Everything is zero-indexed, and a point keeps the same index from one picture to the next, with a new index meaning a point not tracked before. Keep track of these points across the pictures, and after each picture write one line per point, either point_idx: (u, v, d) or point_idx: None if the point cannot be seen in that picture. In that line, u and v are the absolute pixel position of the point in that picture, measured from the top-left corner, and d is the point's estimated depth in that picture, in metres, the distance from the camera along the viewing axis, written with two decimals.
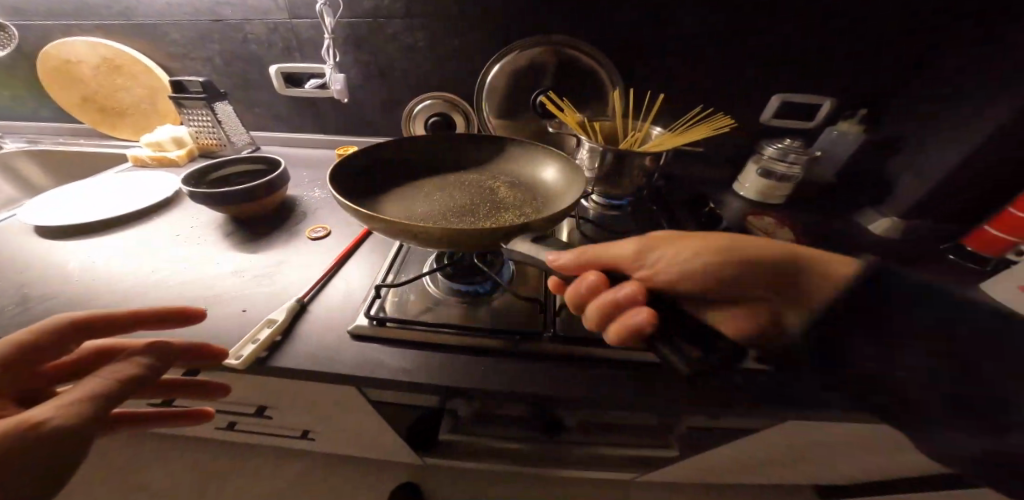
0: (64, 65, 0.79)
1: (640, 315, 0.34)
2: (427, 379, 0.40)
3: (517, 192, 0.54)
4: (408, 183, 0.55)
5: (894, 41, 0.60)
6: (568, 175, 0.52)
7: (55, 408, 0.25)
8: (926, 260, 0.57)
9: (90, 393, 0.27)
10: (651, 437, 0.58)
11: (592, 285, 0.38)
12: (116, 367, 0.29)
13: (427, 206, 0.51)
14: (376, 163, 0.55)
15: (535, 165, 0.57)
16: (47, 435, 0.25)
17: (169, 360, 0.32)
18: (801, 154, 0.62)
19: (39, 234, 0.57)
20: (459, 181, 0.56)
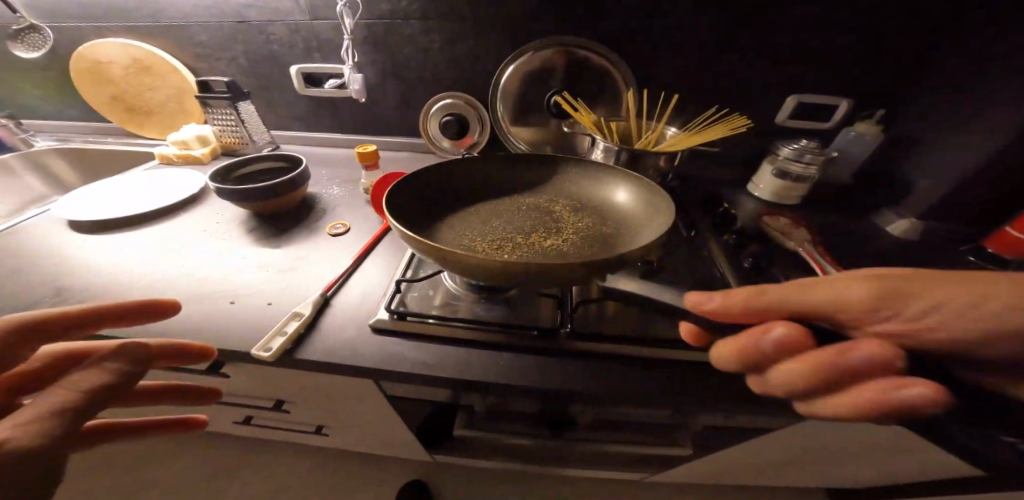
0: (95, 65, 0.81)
1: (925, 391, 0.23)
2: (449, 373, 0.41)
3: (586, 215, 0.55)
4: (468, 210, 0.56)
5: (891, 41, 0.60)
6: (642, 198, 0.53)
7: (11, 428, 0.24)
8: (945, 262, 0.56)
9: (53, 411, 0.26)
10: (665, 436, 0.58)
11: (782, 340, 0.28)
12: (84, 379, 0.28)
13: (494, 233, 0.51)
14: (430, 189, 0.55)
15: (605, 189, 0.57)
16: (7, 456, 0.24)
17: (144, 366, 0.31)
18: (818, 155, 0.62)
19: (73, 229, 0.59)
20: (523, 205, 0.57)
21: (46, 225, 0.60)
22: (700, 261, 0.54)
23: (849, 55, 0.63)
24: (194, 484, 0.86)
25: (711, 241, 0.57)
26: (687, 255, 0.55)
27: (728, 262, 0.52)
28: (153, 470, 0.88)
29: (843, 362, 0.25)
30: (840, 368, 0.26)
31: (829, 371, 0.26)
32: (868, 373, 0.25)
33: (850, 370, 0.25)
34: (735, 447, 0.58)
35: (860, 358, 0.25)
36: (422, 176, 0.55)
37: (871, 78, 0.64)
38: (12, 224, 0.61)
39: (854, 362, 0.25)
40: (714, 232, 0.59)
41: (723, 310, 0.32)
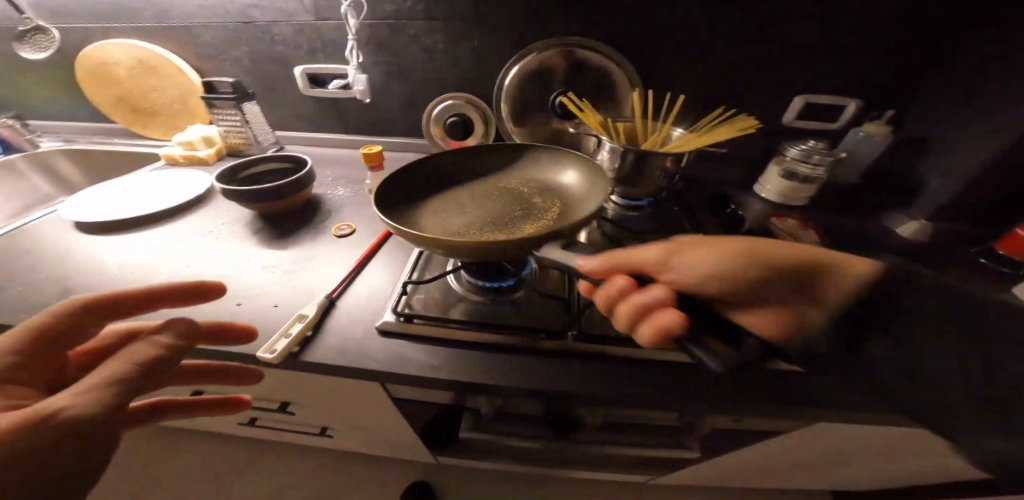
0: (101, 66, 0.82)
1: (675, 316, 0.33)
2: (455, 376, 0.41)
3: (544, 194, 0.55)
4: (434, 195, 0.55)
5: (907, 40, 0.59)
6: (589, 178, 0.53)
7: (69, 397, 0.25)
8: (954, 264, 0.56)
9: (104, 381, 0.26)
10: (672, 438, 0.57)
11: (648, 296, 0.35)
12: (134, 350, 0.28)
13: (462, 218, 0.50)
14: (410, 181, 0.54)
15: (554, 169, 0.57)
16: (64, 424, 0.24)
17: (191, 339, 0.30)
18: (826, 156, 0.62)
19: (81, 230, 0.59)
20: (481, 188, 0.56)
21: (54, 226, 0.60)
22: None
23: (857, 54, 0.62)
24: (198, 485, 0.86)
25: None
26: None
27: None
28: (157, 471, 0.88)
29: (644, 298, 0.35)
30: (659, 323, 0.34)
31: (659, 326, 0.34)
32: (657, 307, 0.35)
33: (648, 306, 0.35)
34: (741, 450, 0.57)
35: (653, 296, 0.35)
36: (403, 171, 0.53)
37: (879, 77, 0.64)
38: (22, 224, 0.61)
39: (650, 298, 0.35)
40: (721, 234, 0.59)
41: (622, 285, 0.37)
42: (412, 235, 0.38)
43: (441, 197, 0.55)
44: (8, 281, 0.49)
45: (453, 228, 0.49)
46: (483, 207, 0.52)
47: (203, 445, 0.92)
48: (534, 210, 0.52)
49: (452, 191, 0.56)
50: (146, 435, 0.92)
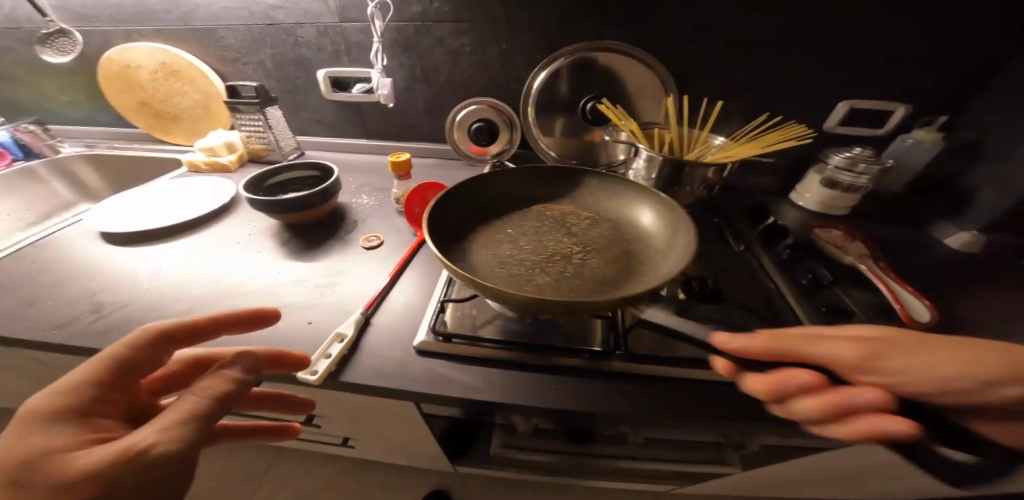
0: (123, 70, 0.81)
1: (903, 426, 0.27)
2: (499, 399, 0.39)
3: (604, 229, 0.53)
4: (490, 226, 0.53)
5: (960, 40, 0.57)
6: (665, 219, 0.51)
7: (153, 434, 0.25)
8: (1009, 278, 0.54)
9: (181, 418, 0.26)
10: (709, 453, 0.56)
11: (814, 384, 0.30)
12: (206, 384, 0.28)
13: (521, 252, 0.49)
14: (459, 203, 0.54)
15: (626, 206, 0.56)
16: (154, 460, 0.25)
17: (259, 371, 0.30)
18: (872, 164, 0.59)
19: (109, 241, 0.58)
20: (542, 219, 0.55)
21: (81, 236, 0.60)
22: (753, 277, 0.52)
23: (904, 56, 0.60)
24: (220, 489, 0.86)
25: (762, 255, 0.54)
26: (735, 269, 0.53)
27: (784, 278, 0.50)
28: None
29: (847, 400, 0.29)
30: (847, 405, 0.29)
31: (838, 410, 0.29)
32: (868, 412, 0.28)
33: (855, 410, 0.29)
34: (782, 468, 0.55)
35: (865, 400, 0.28)
36: (462, 188, 0.54)
37: (929, 80, 0.61)
38: (48, 234, 0.60)
39: (859, 403, 0.28)
40: (763, 245, 0.57)
41: (750, 351, 0.32)
42: (481, 285, 0.36)
43: (497, 221, 0.54)
44: (39, 295, 0.48)
45: (507, 257, 0.48)
46: (538, 236, 0.51)
47: (223, 450, 0.91)
48: (594, 245, 0.50)
49: (508, 215, 0.55)
50: None
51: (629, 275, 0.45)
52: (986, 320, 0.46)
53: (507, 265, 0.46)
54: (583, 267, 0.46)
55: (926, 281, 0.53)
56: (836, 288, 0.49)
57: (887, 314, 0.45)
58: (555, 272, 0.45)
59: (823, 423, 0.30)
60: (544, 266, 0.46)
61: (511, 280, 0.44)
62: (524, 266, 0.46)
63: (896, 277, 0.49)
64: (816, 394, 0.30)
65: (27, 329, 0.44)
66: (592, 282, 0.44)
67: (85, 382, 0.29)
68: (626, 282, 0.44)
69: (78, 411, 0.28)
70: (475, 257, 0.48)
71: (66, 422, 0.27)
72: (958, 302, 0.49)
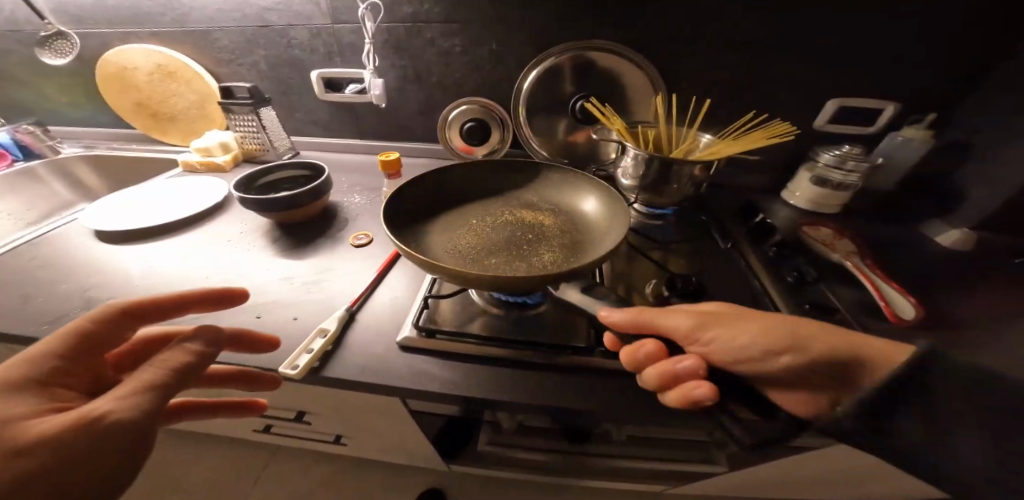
0: (121, 72, 0.82)
1: (705, 390, 0.32)
2: (479, 393, 0.39)
3: (558, 218, 0.54)
4: (442, 214, 0.54)
5: (946, 38, 0.57)
6: (608, 208, 0.51)
7: (112, 401, 0.25)
8: (1000, 276, 0.54)
9: (142, 386, 0.26)
10: (696, 451, 0.56)
11: (659, 355, 0.36)
12: (168, 356, 0.28)
13: (468, 240, 0.49)
14: (424, 196, 0.54)
15: (575, 196, 0.56)
16: (109, 428, 0.24)
17: (221, 346, 0.31)
18: (862, 162, 0.59)
19: (103, 239, 0.59)
20: (495, 209, 0.55)
21: (76, 234, 0.61)
22: (739, 275, 0.52)
23: (900, 56, 0.60)
24: (214, 486, 0.87)
25: (748, 253, 0.55)
26: (722, 267, 0.53)
27: (769, 276, 0.50)
28: (173, 472, 0.89)
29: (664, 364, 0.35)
30: (676, 374, 0.34)
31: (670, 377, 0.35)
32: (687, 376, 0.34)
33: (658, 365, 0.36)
34: (770, 467, 0.55)
35: (686, 367, 0.34)
36: (426, 180, 0.55)
37: (925, 80, 0.61)
38: (45, 231, 0.61)
39: (689, 373, 0.34)
40: (750, 243, 0.57)
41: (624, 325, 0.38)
42: (438, 267, 0.36)
43: (455, 210, 0.55)
44: (33, 291, 0.49)
45: (457, 242, 0.49)
46: (492, 224, 0.52)
47: (219, 448, 0.92)
48: (545, 233, 0.50)
49: (464, 204, 0.56)
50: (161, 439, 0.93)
51: (575, 258, 0.46)
52: (973, 318, 0.46)
53: (455, 249, 0.47)
54: (523, 253, 0.46)
55: (914, 279, 0.53)
56: (821, 286, 0.49)
57: (872, 312, 0.45)
58: (504, 257, 0.46)
59: (661, 389, 0.35)
60: (487, 253, 0.47)
61: (449, 260, 0.45)
62: (474, 251, 0.47)
63: (883, 275, 0.49)
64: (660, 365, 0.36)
65: (19, 324, 0.44)
66: (537, 265, 0.44)
67: (48, 354, 0.29)
68: (561, 266, 0.44)
69: (32, 380, 0.28)
70: (425, 242, 0.48)
71: (21, 391, 0.27)
72: (945, 300, 0.49)
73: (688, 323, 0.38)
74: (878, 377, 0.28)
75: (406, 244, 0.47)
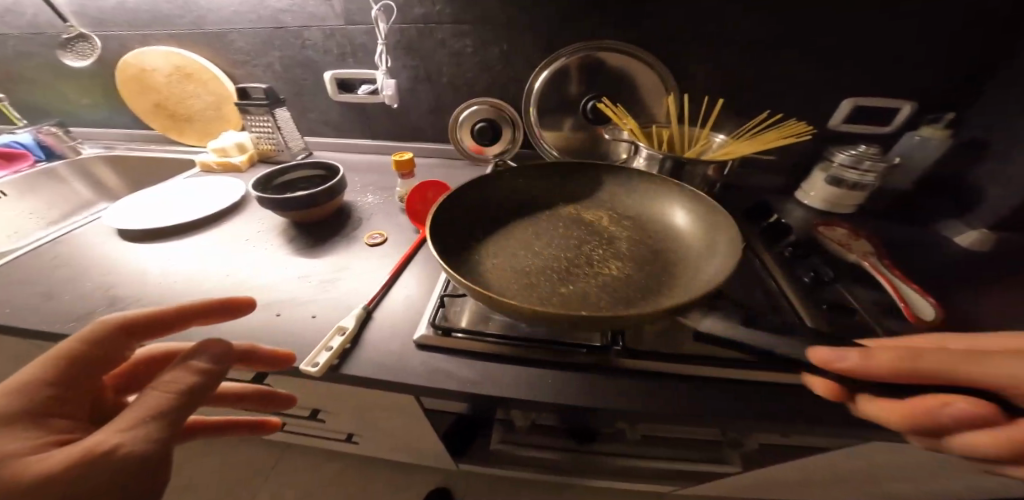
0: (140, 73, 0.84)
1: (975, 410, 0.27)
2: (496, 393, 0.39)
3: (633, 231, 0.53)
4: (514, 226, 0.55)
5: (964, 37, 0.56)
6: (700, 222, 0.50)
7: (119, 434, 0.24)
8: (1021, 278, 0.53)
9: (145, 416, 0.25)
10: (710, 451, 0.56)
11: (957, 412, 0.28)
12: (171, 379, 0.27)
13: (546, 252, 0.50)
14: (467, 200, 0.55)
15: (654, 205, 0.55)
16: (121, 460, 0.24)
17: (227, 361, 0.30)
18: (878, 162, 0.58)
19: (124, 238, 0.60)
20: (577, 218, 0.56)
21: (97, 233, 0.62)
22: (754, 275, 0.51)
23: (899, 56, 0.60)
24: (228, 483, 0.88)
25: (763, 253, 0.54)
26: (736, 267, 0.53)
27: (785, 276, 0.50)
28: (189, 468, 0.90)
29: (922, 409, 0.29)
30: (929, 415, 0.29)
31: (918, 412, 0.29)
32: (947, 414, 0.28)
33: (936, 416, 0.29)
34: (785, 470, 0.55)
35: (956, 408, 0.28)
36: (467, 188, 0.55)
37: (933, 80, 0.61)
38: (66, 231, 0.63)
39: (941, 411, 0.28)
40: (765, 243, 0.57)
41: (860, 368, 0.31)
42: (480, 294, 0.37)
43: (523, 223, 0.55)
44: (58, 289, 0.51)
45: (531, 261, 0.49)
46: (564, 239, 0.52)
47: (232, 444, 0.94)
48: (620, 250, 0.50)
49: (534, 217, 0.56)
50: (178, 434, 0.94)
51: (665, 279, 0.45)
52: (995, 320, 0.46)
53: (530, 270, 0.47)
54: (600, 269, 0.47)
55: (932, 280, 0.53)
56: (838, 286, 0.48)
57: (891, 313, 0.45)
58: (584, 279, 0.46)
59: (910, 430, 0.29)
60: (564, 269, 0.47)
61: (526, 285, 0.45)
62: (550, 272, 0.47)
63: (901, 275, 0.49)
64: (899, 400, 0.30)
65: (45, 322, 0.45)
66: (621, 286, 0.44)
67: (38, 382, 0.29)
68: (644, 287, 0.44)
69: (33, 412, 0.28)
70: (500, 263, 0.49)
71: (24, 427, 0.27)
72: (964, 302, 0.49)
73: (892, 356, 0.30)
74: (989, 377, 0.28)
75: (479, 266, 0.48)
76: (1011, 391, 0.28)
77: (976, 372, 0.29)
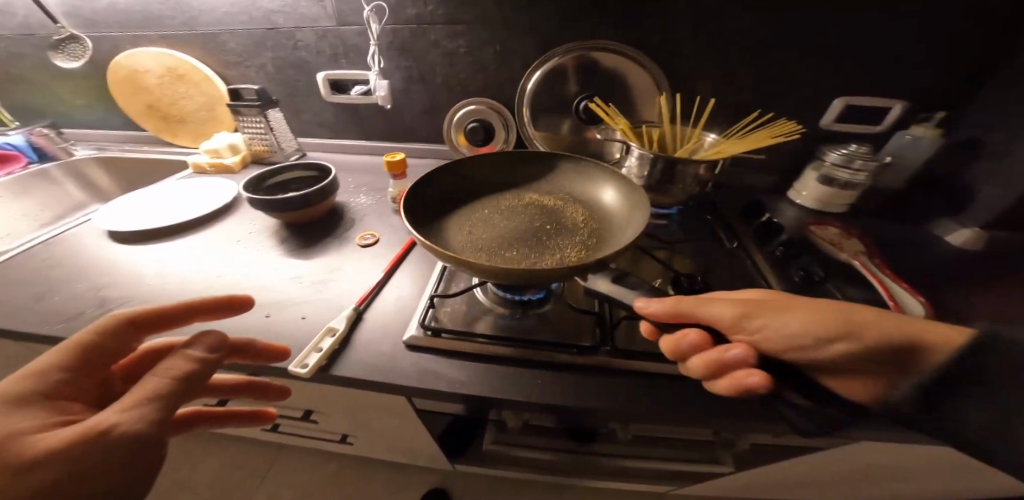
0: (132, 74, 0.84)
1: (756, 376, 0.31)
2: (486, 393, 0.39)
3: (572, 210, 0.54)
4: (464, 207, 0.54)
5: (954, 36, 0.56)
6: (627, 198, 0.51)
7: (118, 413, 0.24)
8: (1011, 277, 0.53)
9: (145, 397, 0.26)
10: (702, 450, 0.56)
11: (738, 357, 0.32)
12: (170, 364, 0.28)
13: (491, 232, 0.50)
14: (433, 186, 0.55)
15: (590, 185, 0.56)
16: (118, 440, 0.24)
17: (223, 351, 0.30)
18: (869, 160, 0.58)
19: (115, 240, 0.60)
20: (520, 201, 0.56)
21: (89, 235, 0.62)
22: (746, 274, 0.51)
23: (905, 57, 0.60)
24: (223, 484, 0.88)
25: (754, 253, 0.54)
26: (728, 267, 0.53)
27: (775, 276, 0.50)
28: (183, 470, 0.90)
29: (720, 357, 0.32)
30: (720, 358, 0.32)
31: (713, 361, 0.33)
32: (735, 364, 0.32)
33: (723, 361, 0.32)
34: (778, 469, 0.55)
35: (735, 356, 0.32)
36: (434, 174, 0.55)
37: (924, 80, 0.61)
38: (59, 232, 0.63)
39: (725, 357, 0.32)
40: (757, 243, 0.57)
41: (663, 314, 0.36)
42: (444, 255, 0.37)
43: (471, 206, 0.55)
44: (48, 290, 0.50)
45: (475, 239, 0.48)
46: (507, 219, 0.52)
47: (227, 446, 0.93)
48: (560, 226, 0.50)
49: (479, 201, 0.56)
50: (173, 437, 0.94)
51: (596, 249, 0.46)
52: (985, 318, 0.46)
53: (474, 247, 0.47)
54: (542, 243, 0.47)
55: (923, 279, 0.53)
56: (829, 285, 0.48)
57: (881, 312, 0.45)
58: (525, 252, 0.46)
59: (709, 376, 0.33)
60: (506, 244, 0.47)
61: (469, 259, 0.45)
62: (492, 248, 0.47)
63: (892, 274, 0.49)
64: (704, 350, 0.34)
65: (34, 324, 0.45)
66: (560, 258, 0.44)
67: (52, 367, 0.29)
68: (584, 255, 0.45)
69: (43, 395, 0.28)
70: (443, 241, 0.48)
71: (30, 408, 0.27)
72: (956, 301, 0.49)
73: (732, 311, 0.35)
74: (790, 332, 0.34)
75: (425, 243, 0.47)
76: (795, 344, 0.34)
77: (788, 326, 0.34)
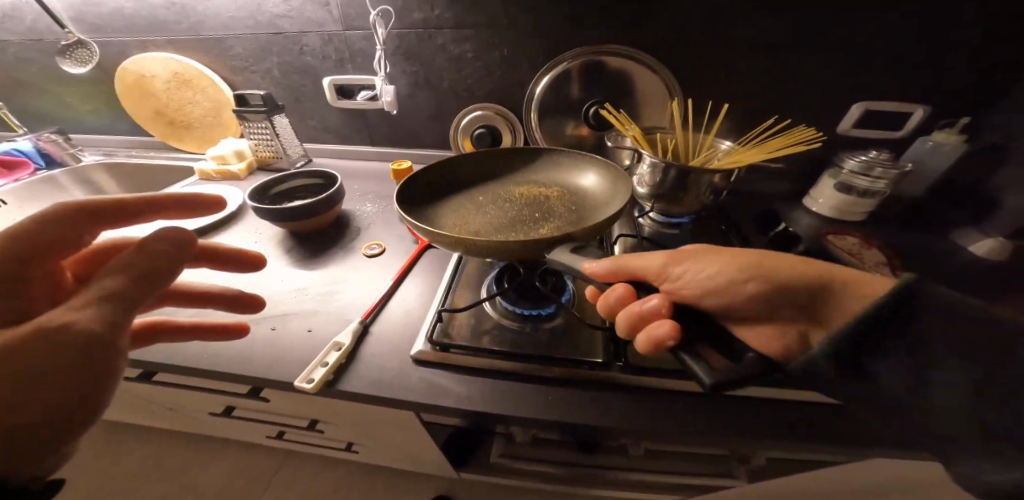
0: (138, 79, 0.83)
1: (665, 328, 0.34)
2: (495, 409, 0.38)
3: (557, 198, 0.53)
4: (449, 201, 0.53)
5: (977, 39, 0.55)
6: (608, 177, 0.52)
7: (71, 312, 0.23)
8: None
9: (99, 297, 0.24)
10: (719, 464, 0.54)
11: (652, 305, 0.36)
12: (127, 261, 0.26)
13: (480, 221, 0.49)
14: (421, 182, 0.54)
15: (572, 172, 0.56)
16: (72, 337, 0.22)
17: (186, 252, 0.29)
18: (889, 168, 0.57)
19: None
20: (487, 192, 0.56)
21: None
22: None
23: (897, 56, 0.58)
24: (226, 490, 0.88)
25: None
26: None
27: None
28: (190, 472, 0.90)
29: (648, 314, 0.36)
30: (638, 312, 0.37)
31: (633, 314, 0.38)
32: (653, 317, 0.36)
33: (643, 315, 0.37)
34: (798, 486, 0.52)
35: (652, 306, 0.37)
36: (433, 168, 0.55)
37: (944, 85, 0.59)
38: None
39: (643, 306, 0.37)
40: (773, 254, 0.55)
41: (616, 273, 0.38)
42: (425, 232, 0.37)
43: (459, 200, 0.54)
44: None
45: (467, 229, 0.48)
46: (495, 211, 0.51)
47: (233, 452, 0.93)
48: (546, 214, 0.50)
49: (467, 195, 0.55)
50: (181, 443, 0.94)
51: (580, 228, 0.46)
52: None
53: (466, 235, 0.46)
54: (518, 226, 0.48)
55: None
56: None
57: None
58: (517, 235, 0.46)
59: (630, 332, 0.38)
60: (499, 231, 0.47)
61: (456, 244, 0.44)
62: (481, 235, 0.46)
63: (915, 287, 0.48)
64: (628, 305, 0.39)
65: None
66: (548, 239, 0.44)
67: None
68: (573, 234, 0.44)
69: None
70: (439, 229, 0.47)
71: None
72: None
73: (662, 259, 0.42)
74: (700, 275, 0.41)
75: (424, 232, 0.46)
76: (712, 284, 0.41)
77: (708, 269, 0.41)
